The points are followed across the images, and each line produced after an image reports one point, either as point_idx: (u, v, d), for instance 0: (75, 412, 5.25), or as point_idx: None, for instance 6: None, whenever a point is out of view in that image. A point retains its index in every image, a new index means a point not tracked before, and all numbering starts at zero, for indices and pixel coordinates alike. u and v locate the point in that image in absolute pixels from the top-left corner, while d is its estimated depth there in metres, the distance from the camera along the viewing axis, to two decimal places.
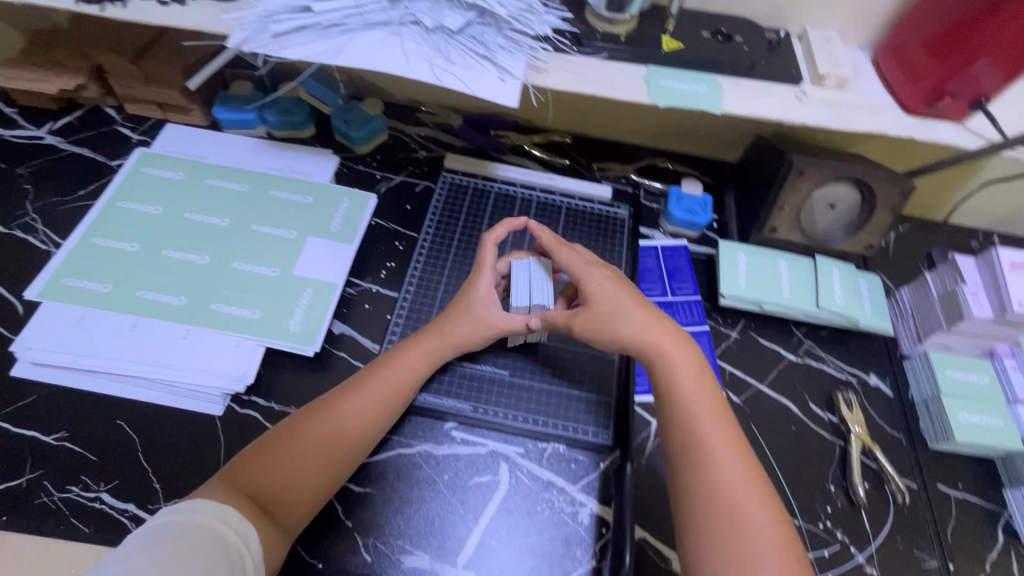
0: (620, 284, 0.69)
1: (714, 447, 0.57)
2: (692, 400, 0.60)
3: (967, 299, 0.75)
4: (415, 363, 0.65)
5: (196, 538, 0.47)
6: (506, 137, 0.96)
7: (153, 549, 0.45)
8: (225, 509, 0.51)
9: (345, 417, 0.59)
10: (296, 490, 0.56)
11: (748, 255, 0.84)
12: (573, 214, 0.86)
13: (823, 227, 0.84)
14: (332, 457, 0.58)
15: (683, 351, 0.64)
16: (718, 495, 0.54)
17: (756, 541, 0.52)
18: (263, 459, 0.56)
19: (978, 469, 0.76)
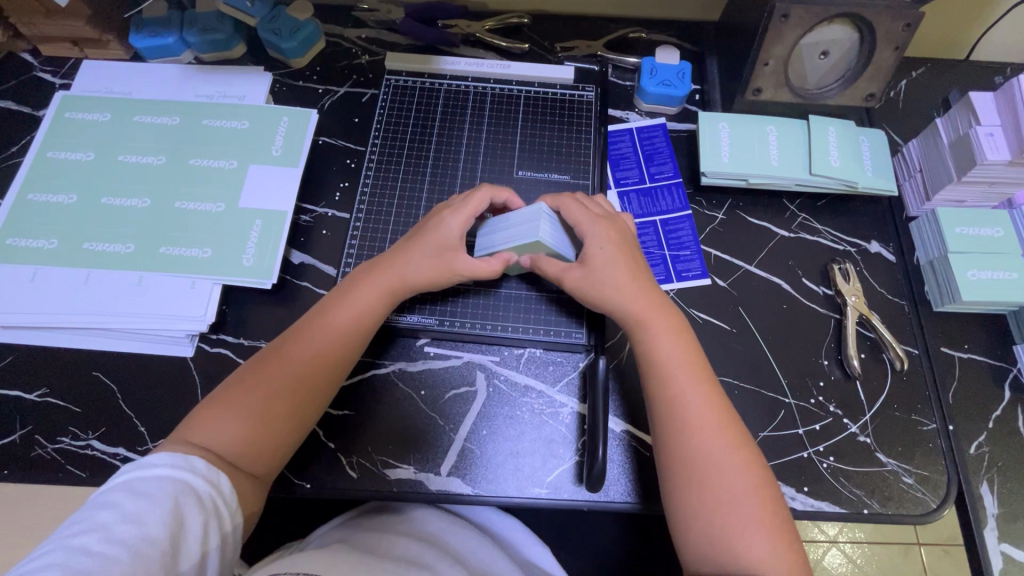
0: (627, 250, 0.64)
1: (697, 418, 0.56)
2: (681, 386, 0.58)
3: (981, 142, 0.66)
4: (365, 300, 0.61)
5: (163, 492, 0.47)
6: (455, 27, 0.86)
7: (123, 511, 0.45)
8: (193, 461, 0.50)
9: (294, 366, 0.57)
10: (262, 440, 0.55)
11: (733, 124, 0.75)
12: (534, 102, 0.77)
13: (815, 81, 0.73)
14: (289, 405, 0.56)
15: (672, 330, 0.61)
16: (705, 463, 0.54)
17: (740, 503, 0.53)
18: (215, 410, 0.55)
19: (987, 328, 0.71)
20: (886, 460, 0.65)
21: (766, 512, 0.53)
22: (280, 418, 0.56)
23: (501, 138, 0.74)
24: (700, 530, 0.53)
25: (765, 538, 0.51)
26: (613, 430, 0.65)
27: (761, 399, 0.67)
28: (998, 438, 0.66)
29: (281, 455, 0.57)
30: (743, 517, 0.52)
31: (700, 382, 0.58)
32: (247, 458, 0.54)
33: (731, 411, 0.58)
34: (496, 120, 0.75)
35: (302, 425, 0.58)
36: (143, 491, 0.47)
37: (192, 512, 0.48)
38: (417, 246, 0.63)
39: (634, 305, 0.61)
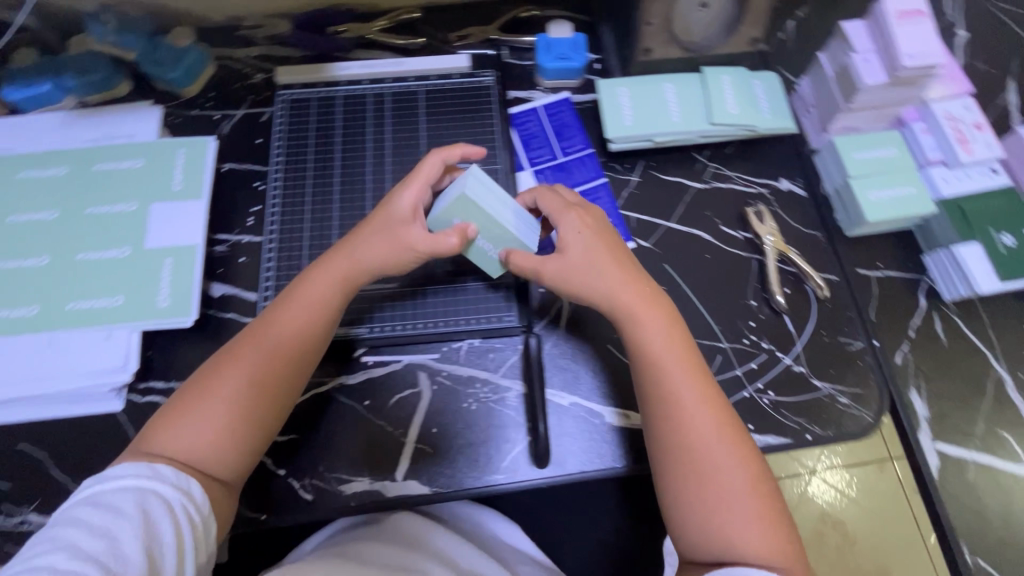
0: (598, 231, 0.62)
1: (696, 417, 0.56)
2: (675, 382, 0.57)
3: (858, 68, 0.67)
4: (316, 294, 0.59)
5: (129, 503, 0.46)
6: (345, 31, 0.85)
7: (92, 526, 0.44)
8: (162, 469, 0.49)
9: (258, 361, 0.56)
10: (231, 440, 0.53)
11: (632, 88, 0.76)
12: (433, 96, 0.76)
13: (700, 32, 0.75)
14: (258, 401, 0.55)
15: (659, 325, 0.59)
16: (703, 464, 0.54)
17: (735, 500, 0.53)
18: (175, 417, 0.53)
19: (897, 243, 0.74)
20: (821, 385, 0.67)
21: (761, 508, 0.53)
22: (251, 416, 0.54)
23: (405, 137, 0.74)
24: (695, 526, 0.53)
25: (761, 533, 0.52)
26: (562, 404, 0.66)
27: (698, 348, 0.69)
28: (921, 346, 0.69)
29: (245, 464, 0.55)
30: (740, 516, 0.53)
31: (699, 380, 0.58)
32: (222, 460, 0.53)
33: (726, 407, 0.57)
34: (398, 118, 0.75)
35: (262, 431, 0.55)
36: (110, 503, 0.46)
37: (162, 517, 0.47)
38: (370, 226, 0.61)
39: (620, 301, 0.60)
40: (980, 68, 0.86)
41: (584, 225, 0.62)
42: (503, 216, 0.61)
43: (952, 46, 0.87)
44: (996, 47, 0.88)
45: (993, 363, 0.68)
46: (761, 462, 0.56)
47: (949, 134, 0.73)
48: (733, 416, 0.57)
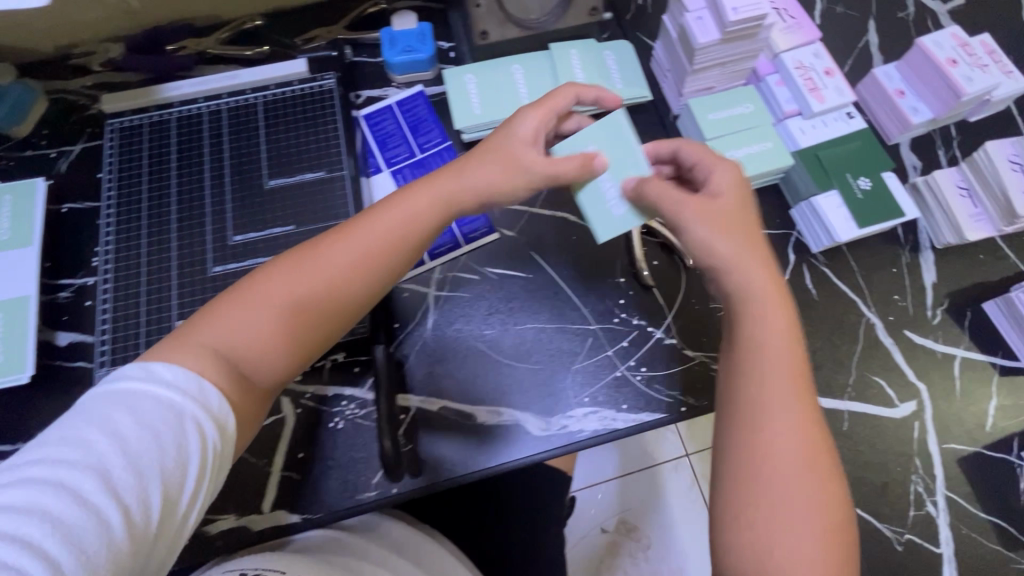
0: (744, 195, 0.52)
1: (796, 439, 0.45)
2: (768, 396, 0.47)
3: (692, 28, 0.65)
4: (387, 228, 0.53)
5: (161, 419, 0.41)
6: (184, 48, 0.81)
7: (131, 441, 0.40)
8: (205, 390, 0.44)
9: (320, 273, 0.50)
10: (276, 351, 0.49)
11: (479, 74, 0.73)
12: (273, 107, 0.72)
13: (537, 11, 0.72)
14: (292, 322, 0.50)
15: (784, 328, 0.49)
16: (757, 480, 0.45)
17: (789, 531, 0.43)
18: (227, 308, 0.49)
19: (765, 201, 0.73)
20: (693, 354, 0.66)
21: (826, 539, 0.43)
22: (302, 329, 0.50)
23: (245, 152, 0.70)
24: (739, 551, 0.44)
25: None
26: (432, 409, 0.64)
27: (567, 333, 0.67)
28: (791, 302, 0.69)
29: (254, 400, 0.49)
30: (793, 549, 0.43)
31: (794, 395, 0.46)
32: (258, 373, 0.49)
33: (824, 442, 0.46)
34: (237, 134, 0.71)
35: (255, 375, 0.49)
36: (149, 420, 0.41)
37: (199, 441, 0.42)
38: (487, 147, 0.56)
39: (751, 290, 0.49)
40: (841, 10, 0.84)
41: (728, 183, 0.53)
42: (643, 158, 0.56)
43: None
44: None
45: (863, 310, 0.68)
46: (847, 507, 0.45)
47: (799, 84, 0.72)
48: (830, 448, 0.47)
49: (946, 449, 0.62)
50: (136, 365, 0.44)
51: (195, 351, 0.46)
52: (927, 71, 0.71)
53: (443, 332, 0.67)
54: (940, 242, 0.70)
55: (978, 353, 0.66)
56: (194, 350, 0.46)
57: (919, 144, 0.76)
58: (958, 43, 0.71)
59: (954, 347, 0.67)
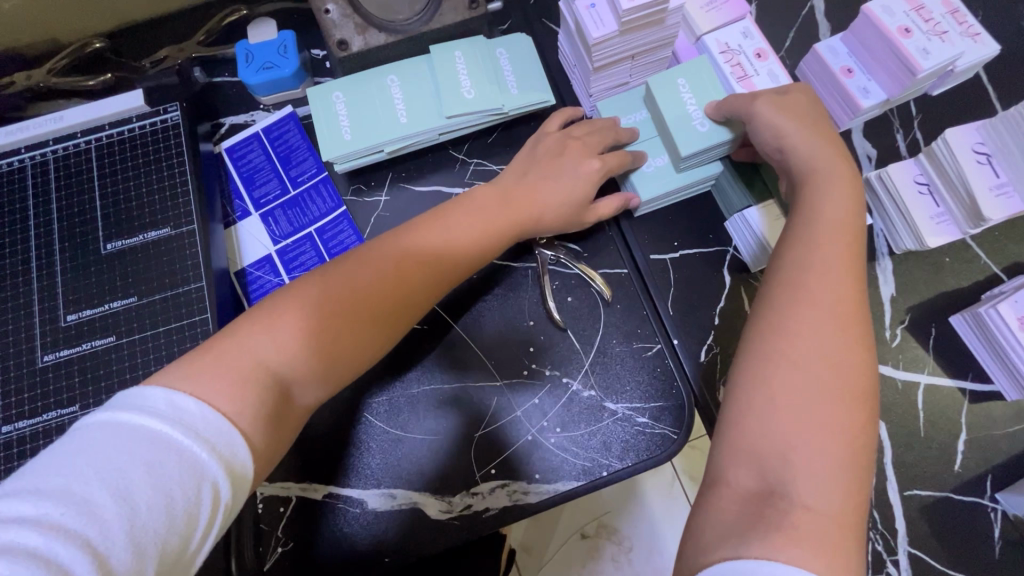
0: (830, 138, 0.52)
1: (839, 293, 0.43)
2: (811, 287, 0.44)
3: (583, 19, 0.54)
4: (412, 254, 0.49)
5: (175, 462, 0.32)
6: (11, 83, 0.68)
7: (124, 490, 0.31)
8: (213, 425, 0.35)
9: (387, 266, 0.48)
10: (314, 370, 0.43)
11: (348, 90, 0.62)
12: (108, 152, 0.61)
13: (406, 11, 0.60)
14: (325, 342, 0.44)
15: (847, 202, 0.48)
16: (764, 393, 0.41)
17: (805, 427, 0.40)
18: (300, 301, 0.44)
19: (697, 213, 0.62)
20: (615, 407, 0.57)
21: (839, 451, 0.39)
22: (331, 354, 0.44)
23: (77, 211, 0.60)
24: (727, 460, 0.41)
25: (831, 491, 0.38)
26: (316, 498, 0.56)
27: (469, 394, 0.58)
28: (727, 334, 0.59)
29: (291, 424, 0.42)
30: (808, 453, 0.39)
31: (843, 254, 0.45)
32: (300, 384, 0.43)
33: (863, 307, 0.44)
34: (67, 189, 0.60)
35: (307, 393, 0.43)
36: (155, 457, 0.32)
37: (218, 494, 0.33)
38: (546, 165, 0.57)
39: (810, 159, 0.51)
40: None
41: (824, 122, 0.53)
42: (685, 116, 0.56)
43: None
44: None
45: None
46: (874, 385, 0.42)
47: (725, 71, 0.60)
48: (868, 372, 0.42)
49: (908, 496, 0.54)
50: (130, 396, 0.34)
51: (234, 366, 0.39)
52: (876, 45, 0.60)
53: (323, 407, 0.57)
54: (899, 248, 0.60)
55: (945, 378, 0.57)
56: (243, 363, 0.39)
57: (872, 129, 0.65)
58: (911, 7, 0.60)
59: (916, 373, 0.57)
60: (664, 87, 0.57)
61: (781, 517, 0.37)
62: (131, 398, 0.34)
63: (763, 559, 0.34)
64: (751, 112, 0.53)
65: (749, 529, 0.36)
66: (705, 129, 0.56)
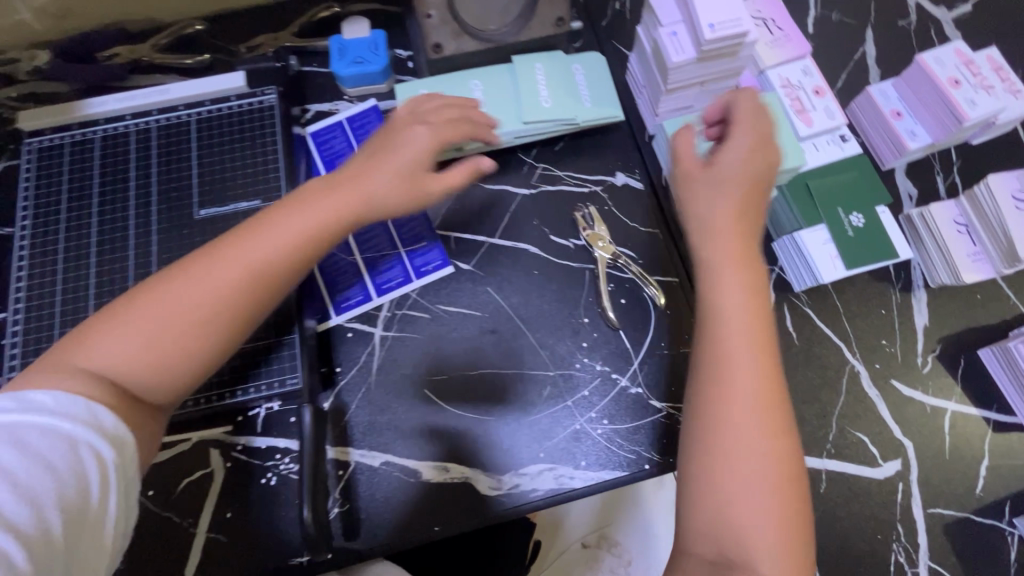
0: (754, 183, 0.54)
1: (755, 383, 0.47)
2: (732, 372, 0.47)
3: (664, 45, 0.59)
4: (224, 266, 0.46)
5: (19, 438, 0.36)
6: (117, 56, 0.74)
7: (4, 464, 0.35)
8: (28, 418, 0.37)
9: (187, 283, 0.45)
10: (162, 362, 0.43)
11: (433, 89, 0.66)
12: (206, 126, 0.66)
13: (496, 22, 0.65)
14: (161, 339, 0.43)
15: (757, 278, 0.51)
16: (711, 486, 0.45)
17: (752, 509, 0.44)
18: (105, 327, 0.43)
19: None
20: (660, 405, 0.61)
21: (780, 527, 0.44)
22: (167, 349, 0.43)
23: (174, 178, 0.64)
24: (693, 541, 0.45)
25: (781, 558, 0.43)
26: (373, 465, 0.59)
27: (524, 382, 0.62)
28: None
29: (146, 421, 0.44)
30: (756, 529, 0.44)
31: (755, 332, 0.48)
32: (143, 377, 0.42)
33: (777, 387, 0.48)
34: (166, 156, 0.65)
35: (171, 380, 0.44)
36: (9, 438, 0.36)
37: (98, 455, 0.38)
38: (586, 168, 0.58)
39: (716, 255, 0.52)
40: (835, 18, 0.78)
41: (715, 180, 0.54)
42: None
43: None
44: None
45: (847, 357, 0.62)
46: (795, 450, 0.47)
47: (785, 104, 0.65)
48: (790, 442, 0.46)
49: (932, 513, 0.58)
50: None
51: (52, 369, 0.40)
52: (927, 93, 0.65)
53: (390, 378, 0.62)
54: (934, 282, 0.64)
55: (972, 407, 0.61)
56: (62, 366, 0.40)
57: (915, 169, 0.69)
58: (961, 61, 0.65)
59: (944, 400, 0.61)
60: None
61: None
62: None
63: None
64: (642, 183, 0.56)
65: None
66: None
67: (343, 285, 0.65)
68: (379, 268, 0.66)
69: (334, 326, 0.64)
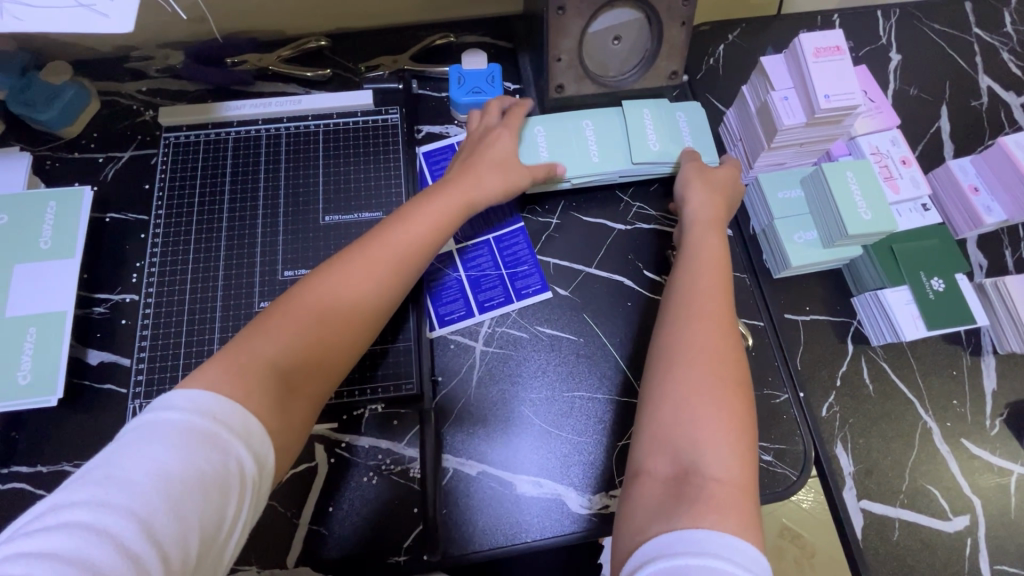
0: (713, 206, 0.64)
1: (708, 311, 0.54)
2: (693, 297, 0.56)
3: (777, 108, 0.64)
4: (374, 250, 0.54)
5: (189, 443, 0.38)
6: (245, 63, 0.78)
7: (170, 473, 0.37)
8: (211, 407, 0.40)
9: (339, 277, 0.52)
10: (317, 354, 0.49)
11: (548, 126, 0.71)
12: (333, 138, 0.70)
13: (616, 69, 0.71)
14: (324, 333, 0.49)
15: (716, 252, 0.60)
16: (666, 393, 0.50)
17: (702, 415, 0.48)
18: (275, 319, 0.49)
19: (829, 286, 0.71)
20: None
21: (729, 432, 0.48)
22: (326, 337, 0.50)
23: (301, 183, 0.68)
24: (647, 453, 0.49)
25: (729, 461, 0.46)
26: (470, 473, 0.62)
27: (614, 407, 0.65)
28: (846, 395, 0.66)
29: (305, 408, 0.48)
30: (708, 431, 0.48)
31: (719, 279, 0.57)
32: (305, 369, 0.48)
33: (732, 317, 0.55)
34: (295, 162, 0.69)
35: (315, 376, 0.49)
36: (176, 443, 0.38)
37: (244, 470, 0.40)
38: (700, 184, 0.66)
39: (695, 221, 0.63)
40: (913, 92, 0.83)
41: (713, 184, 0.66)
42: (854, 201, 0.65)
43: (885, 69, 0.84)
44: (928, 69, 0.85)
45: (920, 413, 0.66)
46: (744, 370, 0.52)
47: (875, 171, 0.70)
48: (742, 363, 0.52)
49: (997, 570, 0.61)
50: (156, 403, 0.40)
51: (230, 366, 0.44)
52: (1007, 173, 0.70)
53: (487, 394, 0.65)
54: (1003, 349, 0.68)
55: None
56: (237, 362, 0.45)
57: (986, 241, 0.74)
58: None
59: (1010, 462, 0.65)
60: (835, 175, 0.66)
61: (696, 489, 0.45)
62: (158, 404, 0.40)
63: (690, 528, 0.42)
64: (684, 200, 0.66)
65: (672, 505, 0.44)
66: (868, 218, 0.65)
67: (447, 301, 0.68)
68: (482, 286, 0.69)
69: (436, 338, 0.67)
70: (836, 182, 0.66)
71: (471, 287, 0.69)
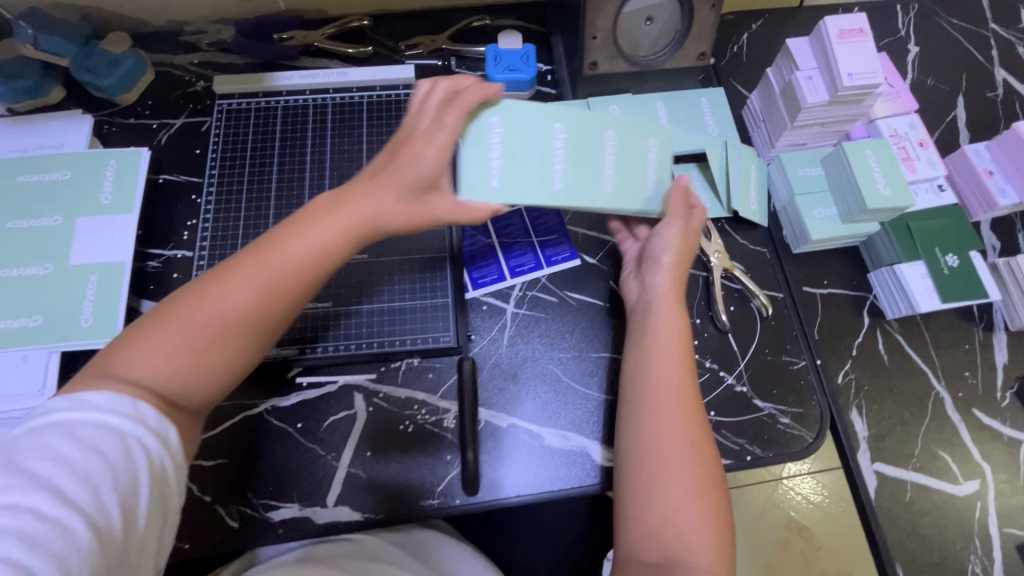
0: (681, 269, 0.61)
1: (676, 400, 0.54)
2: (660, 384, 0.55)
3: (801, 86, 0.67)
4: (265, 266, 0.47)
5: (101, 436, 0.39)
6: (292, 38, 0.82)
7: (75, 463, 0.37)
8: (96, 422, 0.39)
9: (229, 290, 0.46)
10: (192, 373, 0.44)
11: (506, 115, 0.54)
12: (376, 109, 0.74)
13: (646, 49, 0.74)
14: (211, 348, 0.45)
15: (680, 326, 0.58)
16: (647, 487, 0.51)
17: (683, 507, 0.50)
18: (149, 335, 0.44)
19: (846, 262, 0.74)
20: (763, 405, 0.66)
21: (706, 518, 0.50)
22: (203, 356, 0.45)
23: (346, 149, 0.72)
24: (632, 544, 0.50)
25: (707, 549, 0.49)
26: (500, 425, 0.65)
27: None
28: (861, 364, 0.69)
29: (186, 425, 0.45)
30: (685, 523, 0.50)
31: (681, 359, 0.56)
32: (184, 387, 0.44)
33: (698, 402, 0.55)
34: (339, 130, 0.73)
35: (194, 393, 0.45)
36: (82, 434, 0.39)
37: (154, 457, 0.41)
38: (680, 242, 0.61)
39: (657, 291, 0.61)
40: (930, 82, 0.86)
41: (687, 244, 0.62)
42: (872, 177, 0.68)
43: (903, 60, 0.87)
44: (944, 61, 0.88)
45: (933, 383, 0.68)
46: (713, 456, 0.53)
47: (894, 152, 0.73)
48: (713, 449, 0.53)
49: (1006, 532, 0.63)
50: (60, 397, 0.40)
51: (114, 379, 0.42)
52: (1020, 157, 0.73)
53: (517, 354, 0.68)
54: (1015, 325, 0.70)
55: None
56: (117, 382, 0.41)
57: (998, 224, 0.77)
58: None
59: (1019, 432, 0.67)
60: (855, 153, 0.69)
61: None
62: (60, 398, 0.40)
63: None
64: (658, 266, 0.62)
65: None
66: (887, 193, 0.68)
67: (480, 265, 0.71)
68: (513, 252, 0.72)
69: (470, 299, 0.70)
70: (854, 161, 0.69)
71: (503, 253, 0.72)
